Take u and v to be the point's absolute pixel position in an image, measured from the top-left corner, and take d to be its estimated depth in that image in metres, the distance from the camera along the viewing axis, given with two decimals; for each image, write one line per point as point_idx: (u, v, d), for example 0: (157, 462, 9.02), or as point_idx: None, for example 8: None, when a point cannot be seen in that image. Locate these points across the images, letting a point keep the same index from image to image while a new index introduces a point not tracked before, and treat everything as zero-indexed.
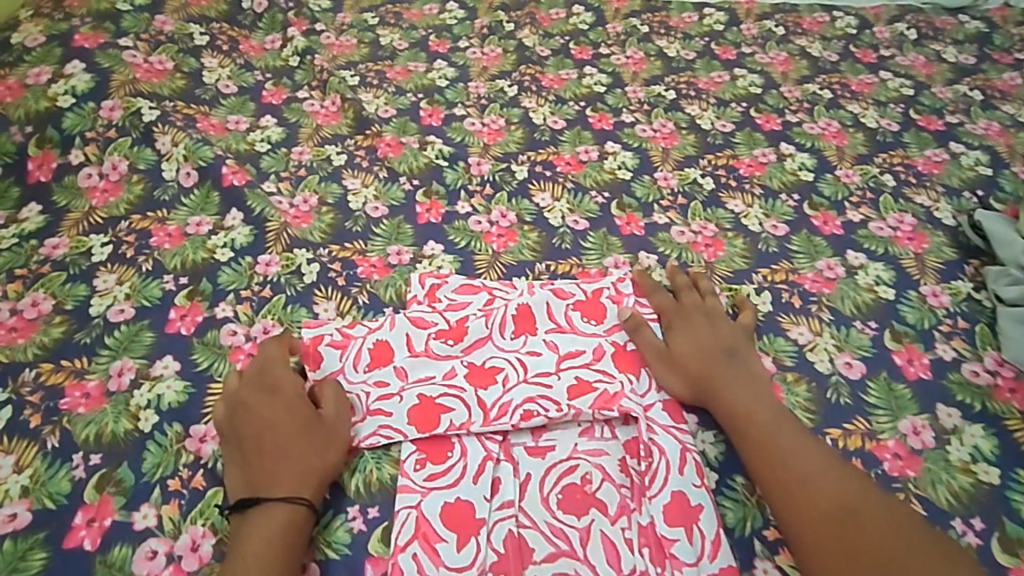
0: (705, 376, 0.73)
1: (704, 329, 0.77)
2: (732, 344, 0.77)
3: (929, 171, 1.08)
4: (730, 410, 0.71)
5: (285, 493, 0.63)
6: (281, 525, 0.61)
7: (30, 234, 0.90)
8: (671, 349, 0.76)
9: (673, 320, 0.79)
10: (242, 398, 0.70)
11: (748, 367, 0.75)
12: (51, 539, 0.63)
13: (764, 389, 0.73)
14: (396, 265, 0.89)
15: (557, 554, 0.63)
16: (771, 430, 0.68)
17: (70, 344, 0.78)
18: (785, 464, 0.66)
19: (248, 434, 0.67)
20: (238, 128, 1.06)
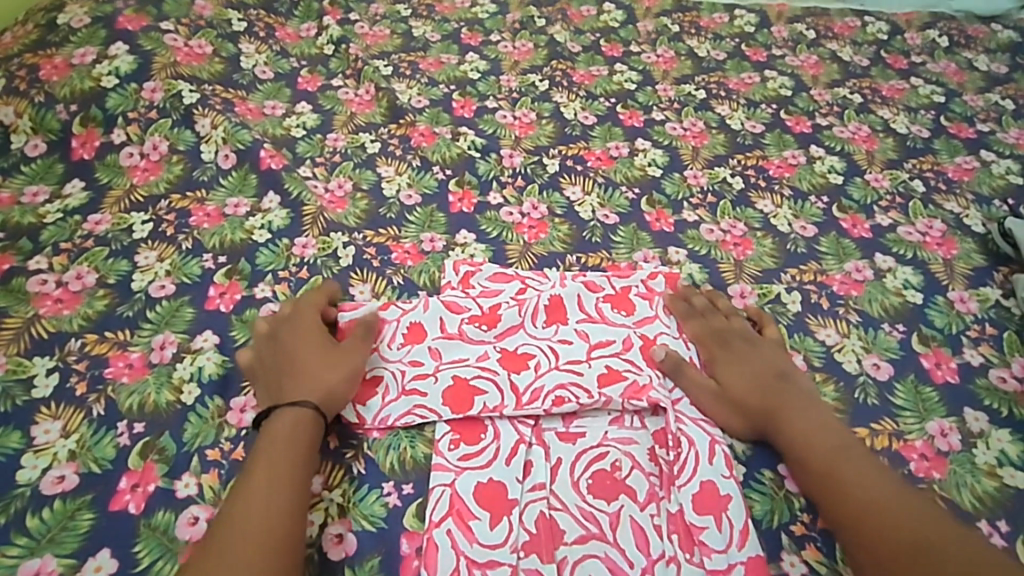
0: (765, 409, 0.71)
1: (748, 358, 0.76)
2: (779, 367, 0.75)
3: (959, 178, 1.08)
4: (789, 437, 0.69)
5: (297, 433, 0.66)
6: (293, 465, 0.64)
7: (72, 209, 0.92)
8: (723, 384, 0.74)
9: (713, 349, 0.77)
10: (266, 345, 0.74)
11: (800, 390, 0.73)
12: (97, 501, 0.65)
13: (818, 409, 0.71)
14: (430, 252, 0.90)
15: (588, 537, 0.64)
16: (832, 451, 0.67)
17: (113, 316, 0.80)
18: (844, 479, 0.65)
19: (275, 373, 0.71)
20: (275, 113, 1.08)
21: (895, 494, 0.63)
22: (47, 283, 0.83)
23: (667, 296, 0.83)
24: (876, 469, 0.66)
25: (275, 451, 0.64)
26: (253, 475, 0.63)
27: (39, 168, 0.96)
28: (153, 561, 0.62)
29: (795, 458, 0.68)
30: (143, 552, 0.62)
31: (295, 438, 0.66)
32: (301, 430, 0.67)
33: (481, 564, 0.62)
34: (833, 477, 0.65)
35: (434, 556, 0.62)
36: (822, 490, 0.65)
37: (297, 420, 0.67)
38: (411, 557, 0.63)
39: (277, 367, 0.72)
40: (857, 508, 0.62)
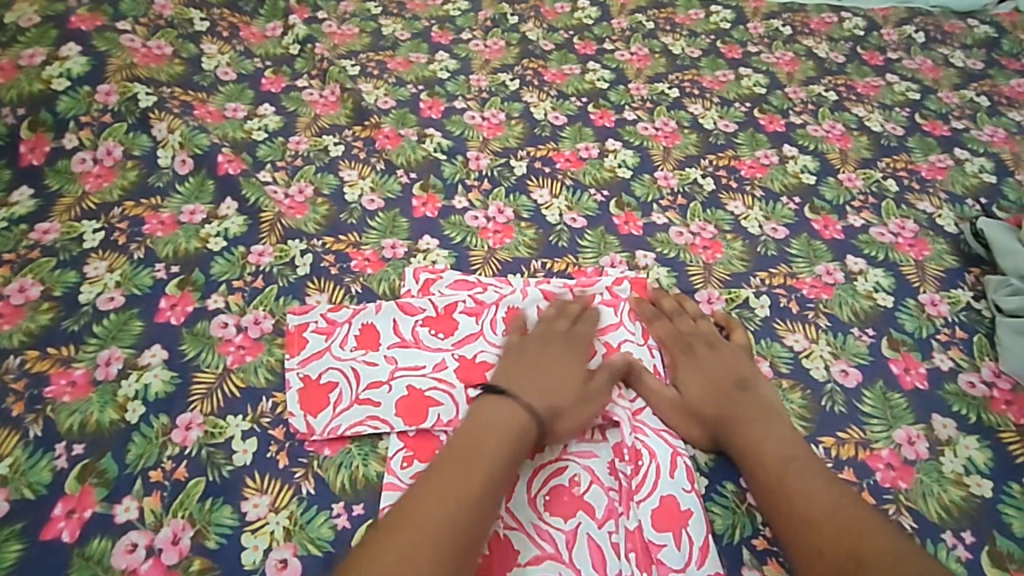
0: (720, 417, 0.70)
1: (710, 364, 0.75)
2: (741, 373, 0.74)
3: (932, 177, 1.06)
4: (743, 447, 0.68)
5: (501, 439, 0.64)
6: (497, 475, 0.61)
7: (19, 217, 0.89)
8: (682, 391, 0.73)
9: (675, 354, 0.77)
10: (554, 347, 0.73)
11: (758, 397, 0.72)
12: (29, 530, 0.62)
13: (773, 418, 0.70)
14: (391, 259, 0.88)
15: (542, 557, 0.62)
16: (782, 461, 0.66)
17: (57, 331, 0.77)
18: (791, 490, 0.64)
19: (523, 375, 0.70)
20: (235, 116, 1.05)
21: (841, 504, 0.62)
22: None
23: (634, 298, 0.83)
24: (826, 480, 0.64)
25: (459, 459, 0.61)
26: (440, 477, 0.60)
27: None
28: None
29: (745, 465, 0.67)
30: None
31: (502, 443, 0.63)
32: (515, 434, 0.65)
33: None
34: (782, 489, 0.64)
35: None
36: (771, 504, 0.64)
37: (509, 418, 0.65)
38: None
39: (564, 375, 0.71)
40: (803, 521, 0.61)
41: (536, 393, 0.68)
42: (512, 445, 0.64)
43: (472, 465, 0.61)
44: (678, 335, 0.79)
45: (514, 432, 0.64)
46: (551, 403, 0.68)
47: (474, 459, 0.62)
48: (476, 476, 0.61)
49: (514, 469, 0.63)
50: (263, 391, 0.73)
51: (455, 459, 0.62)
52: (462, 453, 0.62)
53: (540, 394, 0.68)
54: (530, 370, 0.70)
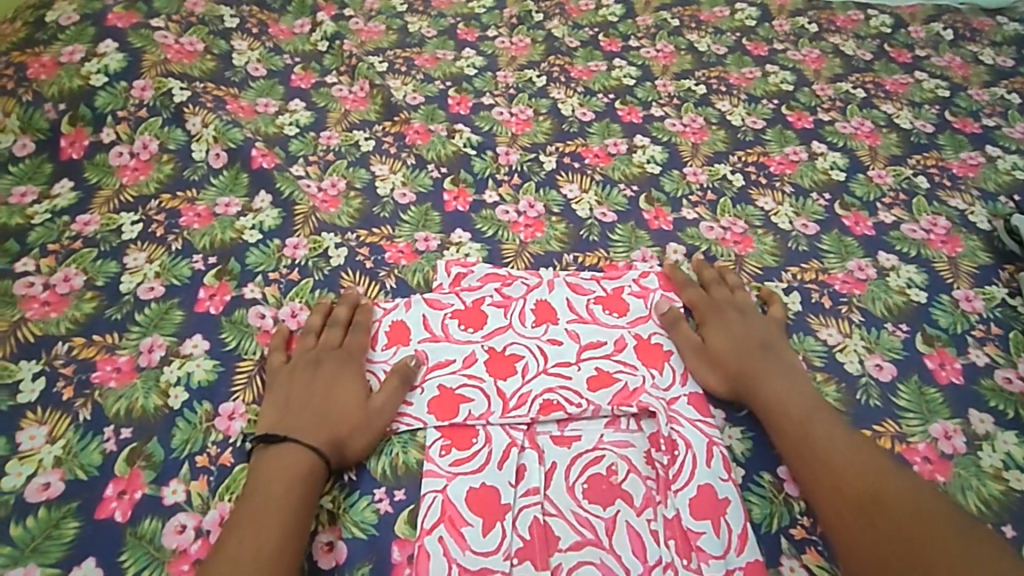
0: (744, 371, 0.73)
1: (739, 329, 0.77)
2: (766, 337, 0.77)
3: (964, 174, 1.06)
4: (766, 398, 0.71)
5: (290, 478, 0.62)
6: (282, 536, 0.59)
7: (61, 209, 0.91)
8: (708, 343, 0.76)
9: (707, 315, 0.80)
10: (298, 372, 0.72)
11: (783, 359, 0.75)
12: (83, 509, 0.63)
13: (797, 376, 0.73)
14: (424, 251, 0.89)
15: (583, 543, 0.62)
16: (807, 417, 0.68)
17: (101, 319, 0.78)
18: (825, 451, 0.65)
19: (298, 404, 0.69)
20: (267, 111, 1.06)
21: (877, 471, 0.63)
22: (34, 285, 0.82)
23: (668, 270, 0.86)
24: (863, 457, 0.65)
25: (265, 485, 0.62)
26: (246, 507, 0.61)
27: (28, 168, 0.94)
28: (138, 570, 0.60)
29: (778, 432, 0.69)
30: (129, 561, 0.61)
31: (277, 497, 0.61)
32: (301, 484, 0.62)
33: (473, 572, 0.60)
34: (817, 449, 0.66)
35: (425, 565, 0.61)
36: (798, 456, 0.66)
37: (294, 467, 0.63)
38: (403, 565, 0.62)
39: (331, 401, 0.69)
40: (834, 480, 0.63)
41: (317, 423, 0.67)
42: (299, 496, 0.62)
43: (260, 528, 0.59)
44: (712, 301, 0.82)
45: (295, 481, 0.62)
46: (333, 433, 0.66)
47: (271, 517, 0.59)
48: (253, 535, 0.58)
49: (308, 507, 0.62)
50: None
51: (241, 526, 0.59)
52: (253, 514, 0.60)
53: (319, 424, 0.67)
54: (304, 399, 0.69)
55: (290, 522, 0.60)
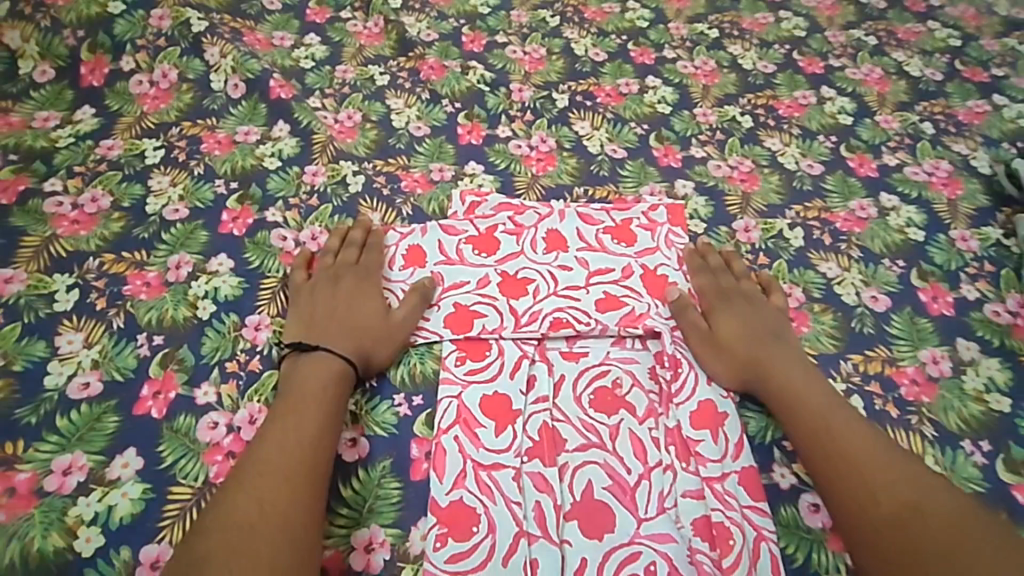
0: (754, 361, 0.71)
1: (748, 316, 0.76)
2: (775, 326, 0.76)
3: (969, 121, 1.07)
4: (779, 393, 0.69)
5: (321, 380, 0.67)
6: (320, 425, 0.64)
7: (84, 134, 0.93)
8: (715, 329, 0.74)
9: (712, 300, 0.77)
10: (321, 291, 0.76)
11: (792, 348, 0.74)
12: (122, 406, 0.68)
13: (813, 375, 0.71)
14: (439, 181, 0.91)
15: (588, 445, 0.67)
16: (829, 417, 0.66)
17: (129, 237, 0.82)
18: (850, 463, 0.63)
19: (325, 319, 0.73)
20: (283, 44, 1.07)
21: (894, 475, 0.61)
22: (63, 205, 0.84)
23: (685, 252, 0.83)
24: (878, 453, 0.63)
25: (301, 384, 0.66)
26: (283, 402, 0.65)
27: (50, 94, 0.96)
28: (176, 459, 0.65)
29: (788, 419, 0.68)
30: (167, 451, 0.65)
31: (313, 392, 0.66)
32: (333, 384, 0.67)
33: (487, 466, 0.65)
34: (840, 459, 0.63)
35: (442, 460, 0.65)
36: (820, 463, 0.64)
37: (328, 369, 0.68)
38: (420, 461, 0.67)
39: (354, 316, 0.73)
40: (862, 489, 0.61)
41: (342, 335, 0.71)
42: (333, 392, 0.67)
43: (299, 417, 0.64)
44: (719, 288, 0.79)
45: (327, 382, 0.67)
46: (359, 343, 0.71)
47: (309, 409, 0.64)
48: (292, 424, 0.63)
49: (340, 405, 0.66)
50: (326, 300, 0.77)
51: (280, 415, 0.64)
52: (291, 407, 0.64)
53: (346, 335, 0.71)
54: (328, 314, 0.73)
55: (324, 412, 0.65)
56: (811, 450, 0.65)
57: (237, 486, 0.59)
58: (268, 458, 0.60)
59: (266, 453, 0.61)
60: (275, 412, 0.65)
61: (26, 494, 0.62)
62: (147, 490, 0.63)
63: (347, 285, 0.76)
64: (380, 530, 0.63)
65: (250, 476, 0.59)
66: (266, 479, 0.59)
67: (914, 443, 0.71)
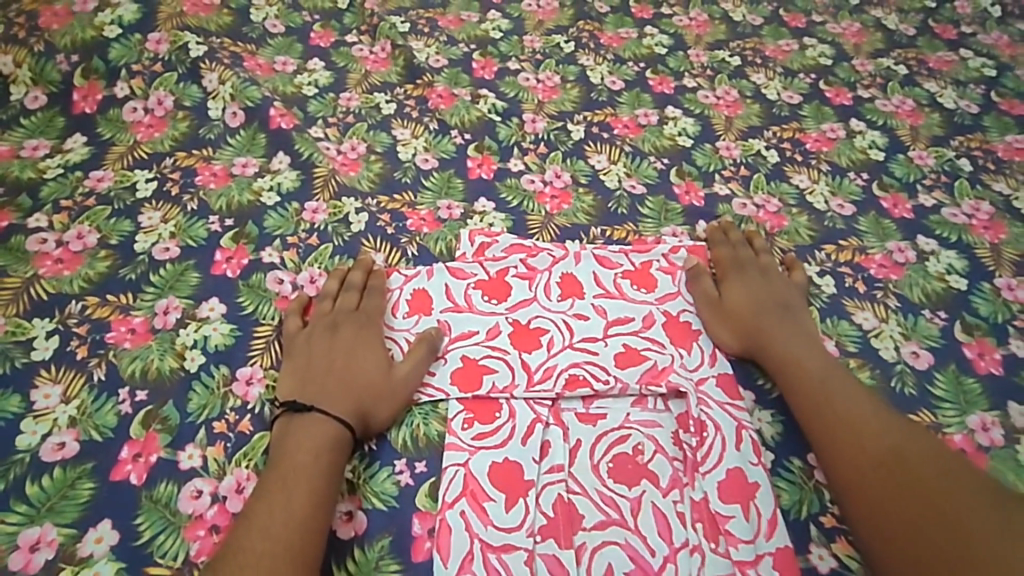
0: (758, 330, 0.73)
1: (761, 288, 0.77)
2: (788, 300, 0.76)
3: (1009, 157, 1.01)
4: (780, 358, 0.70)
5: (313, 450, 0.61)
6: (310, 507, 0.57)
7: (74, 164, 0.88)
8: (723, 297, 0.76)
9: (728, 271, 0.79)
10: (319, 340, 0.70)
11: (803, 324, 0.74)
12: (98, 470, 0.62)
13: (817, 346, 0.72)
14: (447, 220, 0.86)
15: (607, 523, 0.61)
16: (826, 381, 0.67)
17: (116, 278, 0.76)
18: (843, 416, 0.64)
19: (321, 374, 0.67)
20: (285, 70, 1.02)
21: (885, 429, 0.62)
22: (46, 242, 0.79)
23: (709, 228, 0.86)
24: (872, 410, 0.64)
25: (291, 454, 0.60)
26: (271, 477, 0.59)
27: (39, 121, 0.91)
28: (153, 535, 0.59)
29: (785, 381, 0.69)
30: (145, 524, 0.60)
31: (304, 466, 0.59)
32: (327, 454, 0.61)
33: (496, 548, 0.59)
34: (833, 412, 0.65)
35: (446, 540, 0.59)
36: (815, 421, 0.65)
37: (320, 435, 0.62)
38: (423, 538, 0.60)
39: (353, 370, 0.67)
40: (851, 448, 0.62)
41: (340, 392, 0.65)
42: (327, 466, 0.60)
43: (288, 495, 0.58)
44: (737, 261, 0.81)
45: (321, 449, 0.61)
46: (358, 401, 0.65)
47: (299, 483, 0.58)
48: (279, 506, 0.57)
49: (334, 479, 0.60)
50: None
51: (267, 494, 0.58)
52: (280, 482, 0.58)
53: (345, 393, 0.65)
54: (326, 367, 0.67)
55: (317, 487, 0.59)
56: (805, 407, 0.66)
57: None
58: (254, 546, 0.54)
59: (252, 540, 0.54)
60: (262, 487, 0.59)
61: None
62: (121, 570, 0.57)
63: (348, 334, 0.71)
64: None
65: (233, 567, 0.53)
66: (252, 569, 0.52)
67: None
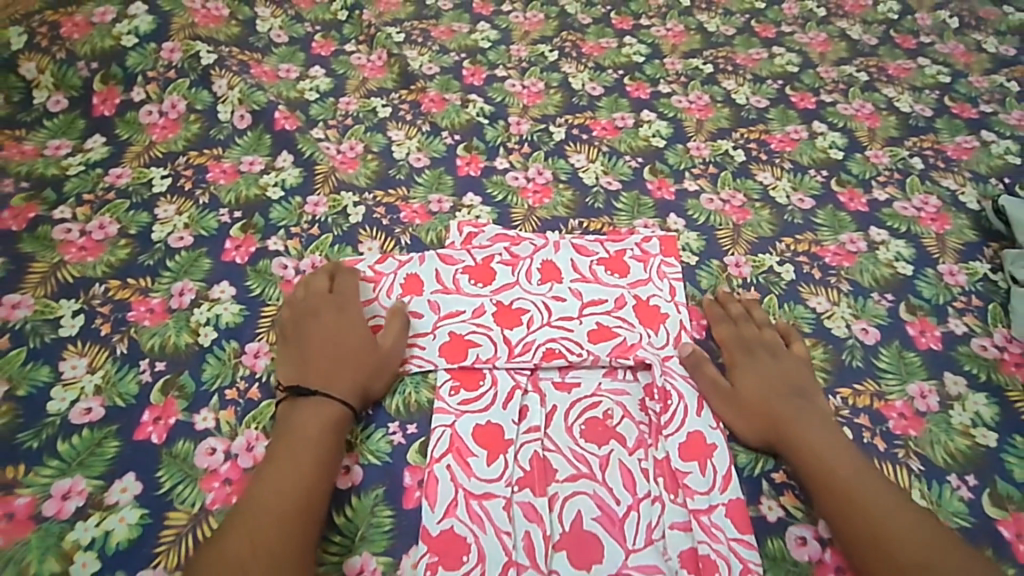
0: (779, 417, 0.70)
1: (768, 368, 0.75)
2: (799, 381, 0.74)
3: (958, 156, 1.10)
4: (802, 450, 0.68)
5: (316, 424, 0.67)
6: (315, 467, 0.64)
7: (94, 162, 0.95)
8: (733, 386, 0.74)
9: (734, 354, 0.77)
10: (304, 326, 0.76)
11: (817, 405, 0.72)
12: (123, 431, 0.69)
13: (840, 436, 0.69)
14: (437, 213, 0.94)
15: (578, 476, 0.68)
16: (853, 480, 0.64)
17: (135, 264, 0.84)
18: (876, 526, 0.61)
19: (314, 356, 0.73)
20: (289, 77, 1.10)
21: (918, 537, 0.60)
22: (71, 232, 0.87)
23: (706, 302, 0.84)
24: (904, 516, 0.62)
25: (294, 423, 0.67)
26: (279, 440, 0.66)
27: (62, 123, 0.99)
28: (173, 485, 0.66)
29: (812, 480, 0.66)
30: (165, 477, 0.67)
31: (309, 427, 0.67)
32: (329, 426, 0.67)
33: (478, 496, 0.66)
34: (864, 519, 0.62)
35: (434, 489, 0.67)
36: (848, 527, 0.62)
37: (322, 414, 0.68)
38: (413, 489, 0.67)
39: (343, 352, 0.73)
40: (885, 558, 0.60)
41: (337, 376, 0.71)
42: (331, 435, 0.67)
43: (295, 451, 0.65)
44: (740, 337, 0.79)
45: (325, 425, 0.67)
46: (355, 379, 0.71)
47: (305, 443, 0.65)
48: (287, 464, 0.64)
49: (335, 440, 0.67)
50: None
51: (276, 453, 0.65)
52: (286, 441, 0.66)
53: (339, 370, 0.72)
54: (317, 355, 0.73)
55: (319, 449, 0.65)
56: (834, 507, 0.64)
57: (231, 528, 0.60)
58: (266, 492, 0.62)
59: (265, 488, 0.62)
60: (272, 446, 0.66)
61: (25, 518, 0.63)
62: (144, 515, 0.64)
63: (329, 322, 0.76)
64: (371, 558, 0.63)
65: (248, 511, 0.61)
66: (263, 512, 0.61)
67: (901, 477, 0.72)
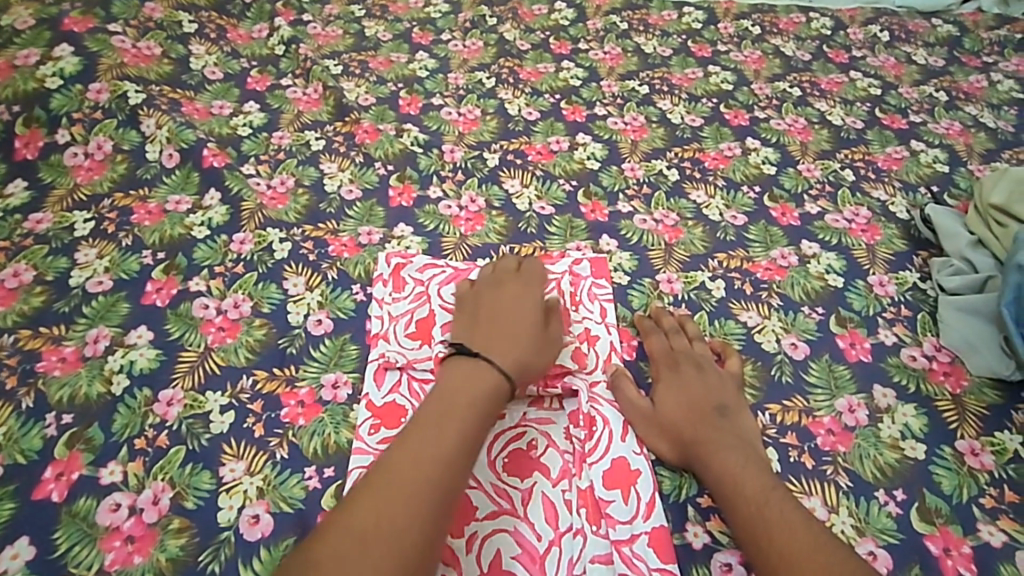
0: (695, 440, 0.70)
1: (692, 385, 0.75)
2: (721, 399, 0.74)
3: (888, 167, 1.11)
4: (715, 474, 0.67)
5: (480, 385, 0.66)
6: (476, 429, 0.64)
7: (13, 208, 0.93)
8: (657, 407, 0.73)
9: (660, 368, 0.78)
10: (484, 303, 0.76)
11: (738, 427, 0.71)
12: (20, 491, 0.66)
13: (755, 457, 0.68)
14: (366, 245, 0.93)
15: (498, 513, 0.66)
16: (761, 499, 0.64)
17: (49, 311, 0.81)
18: (777, 546, 0.60)
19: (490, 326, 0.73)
20: (221, 113, 1.09)
21: (818, 552, 0.58)
22: None
23: (637, 317, 0.85)
24: (809, 536, 0.60)
25: (477, 373, 0.67)
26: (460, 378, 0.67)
27: None
28: (69, 547, 0.64)
29: (721, 497, 0.66)
30: (61, 538, 0.64)
31: (476, 405, 0.65)
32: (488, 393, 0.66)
33: None
34: (766, 537, 0.61)
35: None
36: (750, 543, 0.62)
37: (484, 378, 0.67)
38: None
39: (519, 332, 0.73)
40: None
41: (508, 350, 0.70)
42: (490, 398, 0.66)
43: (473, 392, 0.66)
44: (670, 353, 0.79)
45: (484, 391, 0.66)
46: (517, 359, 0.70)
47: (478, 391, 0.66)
48: (465, 436, 0.62)
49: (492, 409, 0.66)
50: (243, 369, 0.77)
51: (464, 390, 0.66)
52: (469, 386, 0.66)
53: (506, 339, 0.71)
54: (495, 327, 0.73)
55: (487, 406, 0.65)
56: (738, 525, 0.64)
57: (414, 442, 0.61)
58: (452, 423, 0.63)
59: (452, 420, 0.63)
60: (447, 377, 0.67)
61: None
62: None
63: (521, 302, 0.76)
64: None
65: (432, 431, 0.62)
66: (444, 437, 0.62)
67: (829, 494, 0.71)
